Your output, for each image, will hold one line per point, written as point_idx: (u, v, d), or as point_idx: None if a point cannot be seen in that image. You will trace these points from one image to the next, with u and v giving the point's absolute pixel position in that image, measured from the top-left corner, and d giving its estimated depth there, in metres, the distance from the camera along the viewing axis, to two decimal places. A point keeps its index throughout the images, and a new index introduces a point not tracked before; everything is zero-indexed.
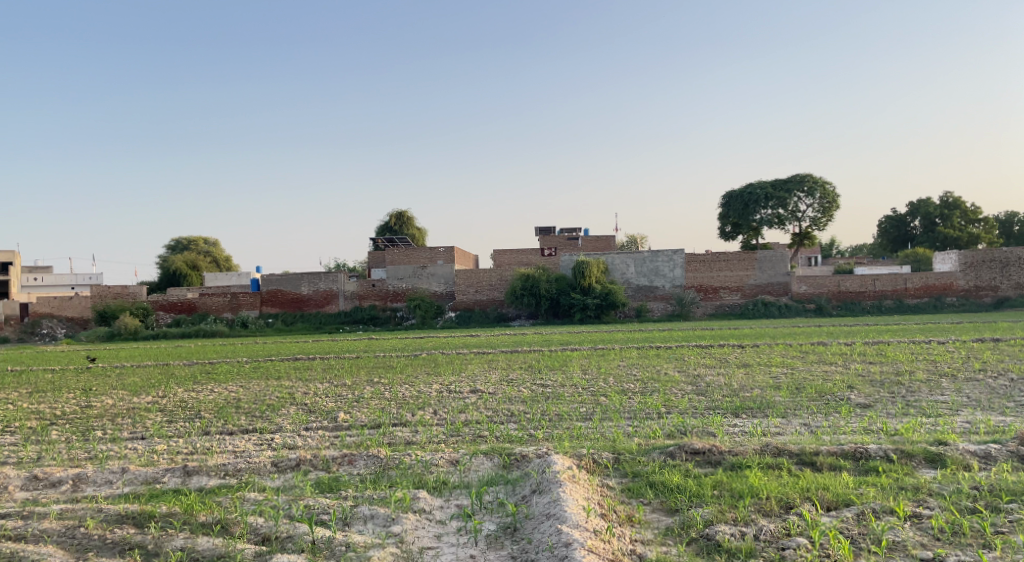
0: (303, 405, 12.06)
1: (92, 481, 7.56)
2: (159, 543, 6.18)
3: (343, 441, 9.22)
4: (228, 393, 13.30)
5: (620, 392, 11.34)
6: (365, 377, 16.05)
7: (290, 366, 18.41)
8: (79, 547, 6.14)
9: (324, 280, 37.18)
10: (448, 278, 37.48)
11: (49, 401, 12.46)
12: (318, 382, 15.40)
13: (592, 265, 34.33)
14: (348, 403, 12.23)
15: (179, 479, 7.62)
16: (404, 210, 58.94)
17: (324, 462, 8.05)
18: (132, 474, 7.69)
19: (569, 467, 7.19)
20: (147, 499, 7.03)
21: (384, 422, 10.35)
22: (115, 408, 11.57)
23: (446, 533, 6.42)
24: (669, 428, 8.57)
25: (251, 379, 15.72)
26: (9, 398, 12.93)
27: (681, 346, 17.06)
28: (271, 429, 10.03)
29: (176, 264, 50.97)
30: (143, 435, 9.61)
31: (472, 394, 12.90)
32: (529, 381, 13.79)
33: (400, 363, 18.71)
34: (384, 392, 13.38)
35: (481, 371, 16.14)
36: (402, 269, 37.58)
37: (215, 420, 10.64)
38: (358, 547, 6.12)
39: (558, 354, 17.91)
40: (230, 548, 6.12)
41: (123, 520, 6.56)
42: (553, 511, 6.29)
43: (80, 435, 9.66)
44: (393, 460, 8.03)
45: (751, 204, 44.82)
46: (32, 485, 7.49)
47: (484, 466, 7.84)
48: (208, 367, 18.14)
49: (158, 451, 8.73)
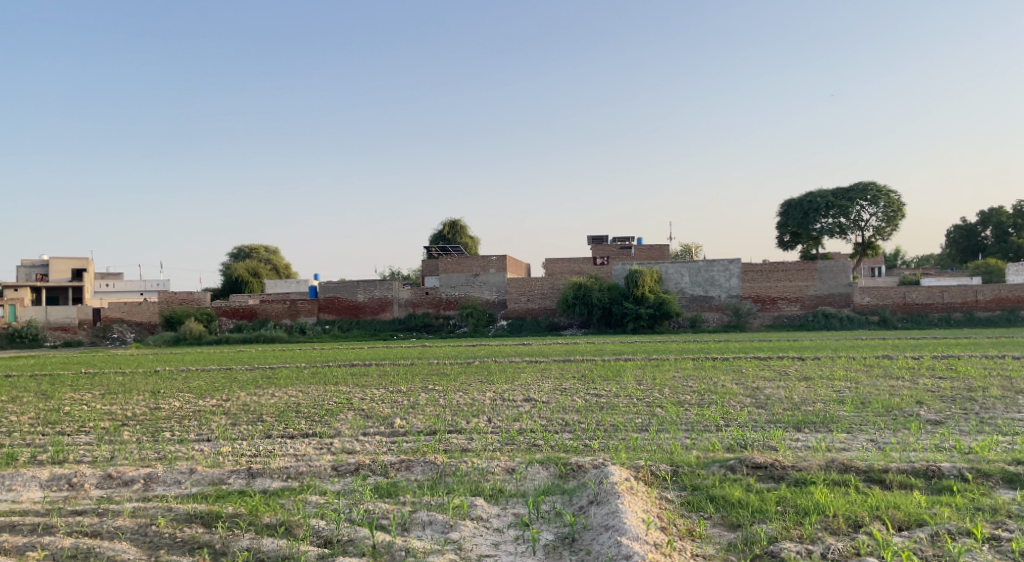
0: (360, 410, 12.27)
1: (161, 480, 7.79)
2: (226, 543, 6.32)
3: (400, 446, 9.34)
4: (288, 397, 13.62)
5: (676, 404, 11.17)
6: (419, 384, 16.23)
7: (346, 372, 18.75)
8: (151, 545, 6.30)
9: (378, 288, 37.72)
10: (500, 286, 37.59)
11: (120, 402, 12.92)
12: (373, 387, 15.66)
13: (646, 274, 34.07)
14: (404, 410, 12.34)
15: (243, 480, 7.81)
16: (457, 218, 59.61)
17: (382, 467, 8.20)
18: (200, 474, 7.91)
19: (627, 478, 7.16)
20: (214, 499, 7.22)
21: (439, 429, 10.43)
22: (182, 410, 11.96)
23: (504, 542, 6.43)
24: (729, 441, 8.43)
25: (309, 384, 16.06)
26: (83, 399, 13.46)
27: (738, 358, 16.82)
28: (330, 434, 10.21)
29: (239, 271, 52.63)
30: (209, 437, 9.89)
31: (526, 402, 12.94)
32: (583, 391, 13.71)
33: (453, 370, 18.85)
34: (438, 399, 13.48)
35: (534, 380, 16.18)
36: (455, 278, 38.02)
37: (276, 424, 10.89)
38: (417, 553, 6.18)
39: (612, 364, 17.85)
40: (293, 549, 6.22)
41: (192, 520, 6.74)
42: (611, 523, 6.25)
43: (148, 436, 9.95)
44: (449, 467, 8.11)
45: (811, 213, 43.92)
46: (106, 484, 7.75)
47: (540, 475, 7.85)
48: (269, 371, 18.63)
49: (223, 452, 8.97)
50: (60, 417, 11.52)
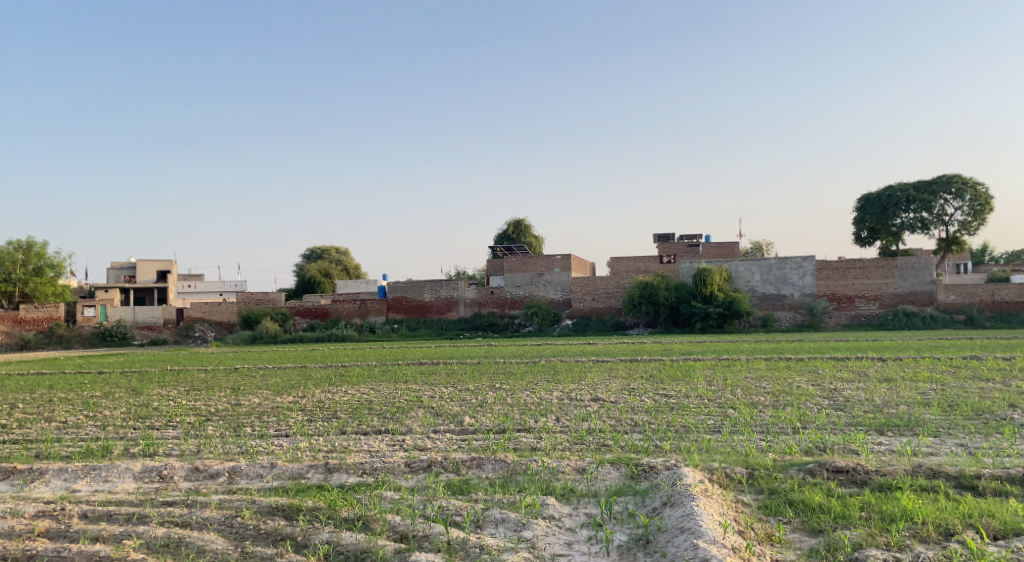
0: (430, 407, 12.41)
1: (244, 474, 8.06)
2: (307, 536, 6.49)
3: (470, 444, 9.41)
4: (361, 395, 13.88)
5: (750, 406, 10.93)
6: (487, 382, 16.32)
7: (415, 370, 18.99)
8: (236, 536, 6.51)
9: (445, 287, 38.14)
10: (565, 285, 37.34)
11: (203, 398, 13.40)
12: (443, 385, 15.83)
13: (715, 273, 33.47)
14: (473, 408, 12.43)
15: (321, 475, 8.00)
16: (522, 218, 59.75)
17: (454, 464, 8.28)
18: (280, 469, 8.14)
19: (701, 480, 7.05)
20: (294, 493, 7.42)
21: (509, 427, 10.47)
22: (261, 406, 12.34)
23: (577, 541, 6.41)
24: (807, 444, 8.20)
25: (380, 381, 16.34)
26: (169, 395, 14.01)
27: (814, 358, 16.34)
28: (402, 431, 10.36)
29: (312, 272, 54.07)
30: (287, 433, 10.17)
31: (594, 402, 12.87)
32: (652, 391, 13.55)
33: (520, 369, 18.90)
34: (506, 398, 13.53)
35: (602, 380, 16.07)
36: (520, 277, 38.04)
37: (350, 420, 11.12)
38: (492, 550, 6.22)
39: (682, 364, 17.59)
40: (371, 544, 6.33)
41: (274, 512, 6.94)
42: (687, 525, 6.16)
43: (231, 431, 10.29)
44: (520, 466, 8.14)
45: (891, 207, 42.43)
46: (194, 476, 8.05)
47: (611, 476, 7.80)
48: (341, 369, 19.03)
49: (301, 447, 9.20)
50: (148, 412, 12.02)
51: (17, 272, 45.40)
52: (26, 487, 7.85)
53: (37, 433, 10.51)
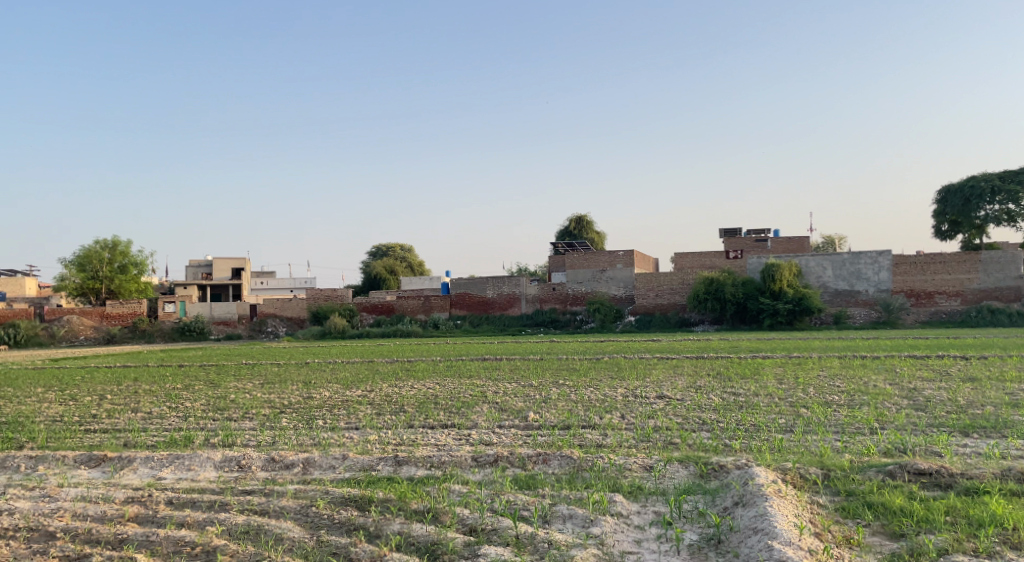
0: (495, 403, 12.46)
1: (318, 465, 8.25)
2: (379, 526, 6.60)
3: (535, 440, 9.41)
4: (427, 389, 14.05)
5: (823, 405, 10.63)
6: (551, 379, 16.30)
7: (479, 365, 19.12)
8: (311, 525, 6.66)
9: (507, 284, 38.32)
10: (628, 282, 36.98)
11: (277, 391, 13.78)
12: (506, 381, 15.89)
13: (784, 268, 32.67)
14: (537, 404, 12.44)
15: (391, 467, 8.13)
16: (585, 214, 59.47)
17: (520, 459, 8.29)
18: (352, 461, 8.30)
19: (774, 481, 6.89)
20: (365, 484, 7.55)
21: (574, 423, 10.44)
22: (332, 399, 12.61)
23: (646, 539, 6.34)
24: (886, 445, 7.93)
25: (445, 376, 16.51)
26: (244, 387, 14.47)
27: (890, 356, 15.78)
28: (468, 425, 10.44)
29: (378, 268, 55.15)
30: (357, 425, 10.37)
31: (660, 399, 12.72)
32: (720, 389, 13.31)
33: (584, 366, 18.83)
34: (571, 394, 13.50)
35: (667, 377, 15.88)
36: (582, 274, 37.81)
37: (417, 414, 11.26)
38: (560, 545, 6.20)
39: (750, 362, 17.23)
40: (441, 536, 6.40)
41: (346, 503, 7.09)
42: (760, 526, 6.03)
43: (303, 423, 10.55)
44: (586, 462, 8.11)
45: (974, 199, 40.71)
46: (270, 466, 8.28)
47: (680, 474, 7.69)
48: (407, 364, 19.30)
49: (371, 440, 9.36)
50: (226, 403, 12.43)
51: (103, 270, 47.51)
52: (116, 473, 8.21)
53: (125, 422, 11.00)
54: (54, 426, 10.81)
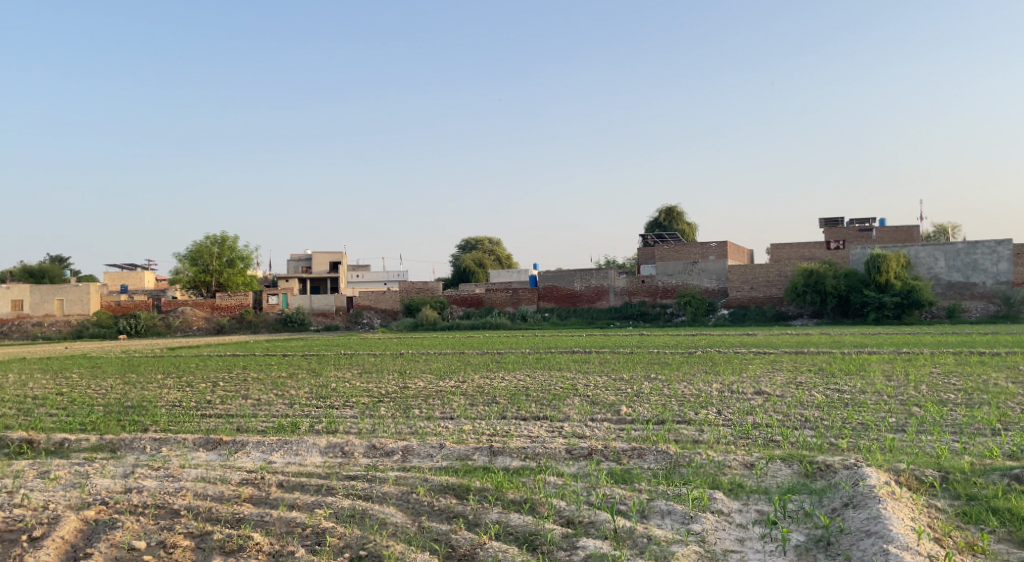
0: (587, 396, 12.38)
1: (416, 453, 8.41)
2: (478, 515, 6.66)
3: (629, 434, 9.29)
4: (518, 381, 14.10)
5: (938, 404, 10.06)
6: (643, 372, 16.08)
7: (569, 358, 19.05)
8: (413, 511, 6.78)
9: (595, 276, 38.13)
10: (721, 274, 36.12)
11: (374, 380, 14.14)
12: (597, 374, 15.79)
13: (891, 259, 31.18)
14: (630, 398, 12.29)
15: (486, 457, 8.20)
16: (675, 205, 58.39)
17: (616, 453, 8.21)
18: (448, 450, 8.43)
19: (887, 482, 6.58)
20: (462, 473, 7.64)
21: (668, 418, 10.25)
22: (426, 390, 12.83)
23: (750, 538, 6.17)
24: (1010, 448, 7.44)
25: (535, 369, 16.54)
26: (343, 377, 14.92)
27: (1010, 353, 14.78)
28: (560, 417, 10.41)
29: (467, 262, 55.92)
30: (452, 415, 10.50)
31: (758, 395, 12.36)
32: (822, 386, 12.81)
33: (676, 360, 18.48)
34: (664, 389, 13.27)
35: (765, 372, 15.39)
36: (672, 266, 37.17)
37: (510, 406, 11.31)
38: (660, 541, 6.10)
39: (854, 358, 16.49)
40: (539, 527, 6.40)
41: (446, 490, 7.19)
42: (873, 529, 5.78)
43: (400, 412, 10.78)
44: (684, 458, 7.96)
45: None
46: (372, 453, 8.50)
47: (783, 473, 7.44)
48: (497, 356, 19.42)
49: (465, 430, 9.47)
50: (328, 392, 12.84)
51: (212, 264, 49.92)
52: (231, 457, 8.59)
53: (236, 408, 11.53)
54: (173, 411, 11.44)
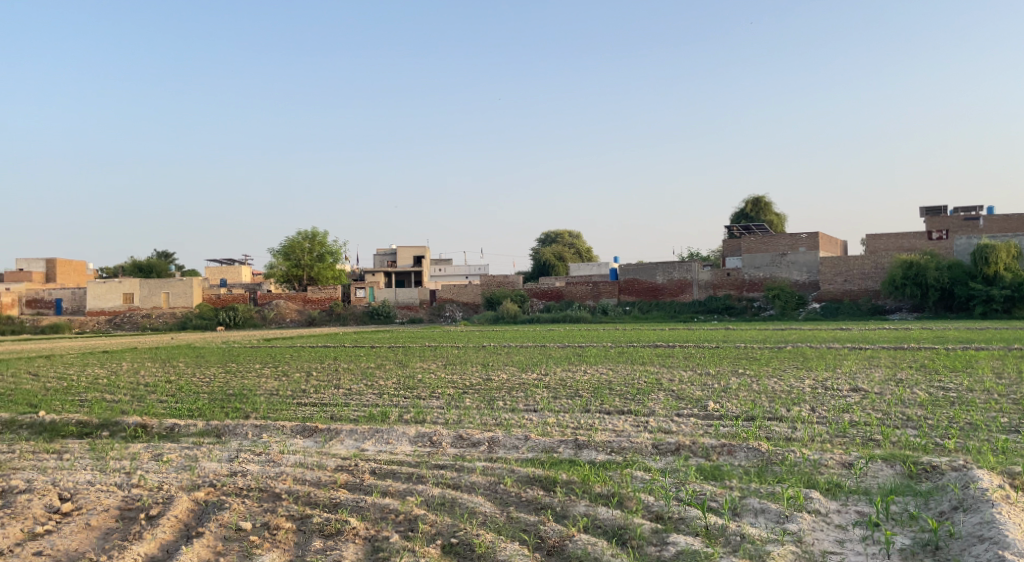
0: (672, 391, 12.21)
1: (502, 444, 8.47)
2: (566, 507, 6.65)
3: (718, 430, 9.09)
4: (601, 375, 14.03)
5: None
6: (730, 367, 15.74)
7: (653, 353, 18.81)
8: (501, 501, 6.83)
9: (678, 269, 37.51)
10: (811, 266, 34.96)
11: (458, 372, 14.33)
12: (683, 369, 15.55)
13: (1000, 250, 29.53)
14: (717, 393, 12.04)
15: (572, 450, 8.19)
16: (763, 196, 56.80)
17: (704, 449, 8.07)
18: (534, 442, 8.46)
19: (1001, 486, 6.23)
20: (549, 465, 7.66)
21: (758, 414, 10.00)
22: (510, 382, 12.92)
23: (849, 540, 5.95)
24: None
25: (618, 363, 16.41)
26: (429, 368, 15.20)
27: None
28: (645, 412, 10.29)
29: (547, 256, 55.95)
30: (536, 408, 10.53)
31: (854, 392, 11.90)
32: (924, 383, 12.23)
33: (765, 355, 17.99)
34: (753, 384, 12.94)
35: (861, 369, 14.82)
36: (760, 258, 36.18)
37: (593, 399, 11.25)
38: (755, 540, 5.96)
39: (958, 354, 15.67)
40: (628, 521, 6.35)
41: (532, 482, 7.22)
42: (987, 534, 5.51)
43: (485, 403, 10.88)
44: (776, 456, 7.76)
45: None
46: (459, 443, 8.62)
47: (884, 473, 7.15)
48: (580, 349, 19.37)
49: (550, 422, 9.48)
50: (414, 383, 13.10)
51: (304, 258, 51.57)
52: (326, 444, 8.87)
53: (329, 397, 11.90)
54: (271, 399, 11.90)
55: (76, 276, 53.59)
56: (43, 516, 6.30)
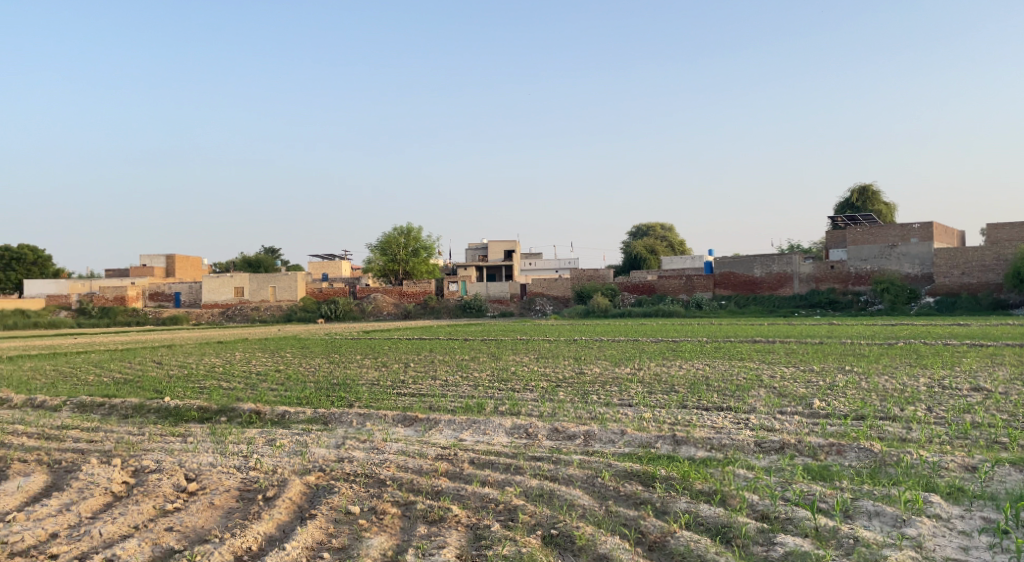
0: (773, 387, 11.83)
1: (598, 438, 8.42)
2: (666, 503, 6.55)
3: (824, 429, 8.74)
4: (698, 370, 13.75)
5: None
6: (836, 364, 15.12)
7: (752, 348, 18.29)
8: (600, 495, 6.79)
9: (777, 262, 36.33)
10: (924, 258, 33.19)
11: (552, 365, 14.34)
12: (785, 365, 15.05)
13: None
14: (822, 390, 11.58)
15: (670, 446, 8.05)
16: (870, 185, 54.25)
17: (811, 448, 7.78)
18: (631, 436, 8.37)
19: None
20: (647, 460, 7.55)
21: (868, 414, 9.55)
22: (604, 376, 12.83)
23: (975, 548, 5.61)
24: None
25: (715, 358, 16.03)
26: (522, 361, 15.28)
27: None
28: (746, 409, 10.01)
29: (638, 249, 55.30)
30: (631, 402, 10.41)
31: (975, 392, 11.21)
32: None
33: (874, 352, 17.18)
34: (861, 382, 12.38)
35: (982, 367, 13.93)
36: (867, 250, 34.62)
37: (690, 395, 11.03)
38: (870, 543, 5.70)
39: None
40: (732, 520, 6.18)
41: (630, 477, 7.14)
42: None
43: (579, 397, 10.84)
44: (890, 457, 7.40)
45: None
46: (554, 436, 8.62)
47: (1012, 479, 6.71)
48: (674, 344, 19.04)
49: (646, 418, 9.35)
50: (508, 375, 13.20)
51: (400, 253, 52.77)
52: (426, 433, 9.05)
53: (427, 388, 12.14)
54: (372, 389, 12.25)
55: (192, 271, 56.68)
56: (171, 494, 6.69)
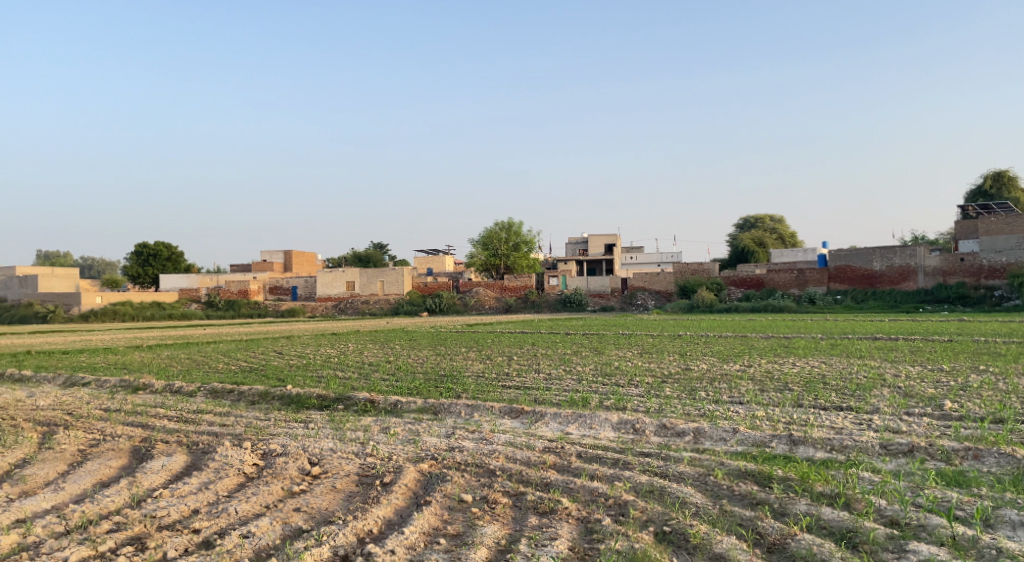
0: (898, 387, 11.18)
1: (709, 436, 8.18)
2: (784, 505, 6.28)
3: (957, 432, 8.17)
4: (813, 368, 13.17)
5: None
6: (967, 363, 14.15)
7: (872, 345, 17.37)
8: (713, 493, 6.59)
9: (900, 254, 34.41)
10: None
11: (657, 361, 14.08)
12: (910, 363, 14.21)
13: None
14: (953, 391, 10.84)
15: (786, 446, 7.73)
16: (1005, 170, 50.52)
17: (943, 452, 7.29)
18: (743, 435, 8.08)
19: None
20: (762, 460, 7.27)
21: (1007, 417, 8.86)
22: (713, 372, 12.48)
23: None
24: None
25: (832, 355, 15.32)
26: (627, 356, 15.09)
27: None
28: (867, 409, 9.49)
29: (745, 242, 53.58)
30: (742, 400, 10.08)
31: None
32: None
33: (1010, 350, 15.97)
34: (997, 383, 11.52)
35: None
36: (1001, 241, 32.53)
37: (806, 393, 10.56)
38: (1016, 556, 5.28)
39: None
40: (858, 524, 5.86)
41: (745, 476, 6.90)
42: None
43: (687, 394, 10.58)
44: None
45: None
46: (663, 432, 8.44)
47: None
48: (787, 341, 18.33)
49: (759, 416, 9.00)
50: (612, 370, 13.06)
51: (501, 248, 53.25)
52: (532, 425, 9.05)
53: (532, 381, 12.16)
54: (479, 381, 12.38)
55: (309, 265, 59.09)
56: (297, 476, 6.98)
